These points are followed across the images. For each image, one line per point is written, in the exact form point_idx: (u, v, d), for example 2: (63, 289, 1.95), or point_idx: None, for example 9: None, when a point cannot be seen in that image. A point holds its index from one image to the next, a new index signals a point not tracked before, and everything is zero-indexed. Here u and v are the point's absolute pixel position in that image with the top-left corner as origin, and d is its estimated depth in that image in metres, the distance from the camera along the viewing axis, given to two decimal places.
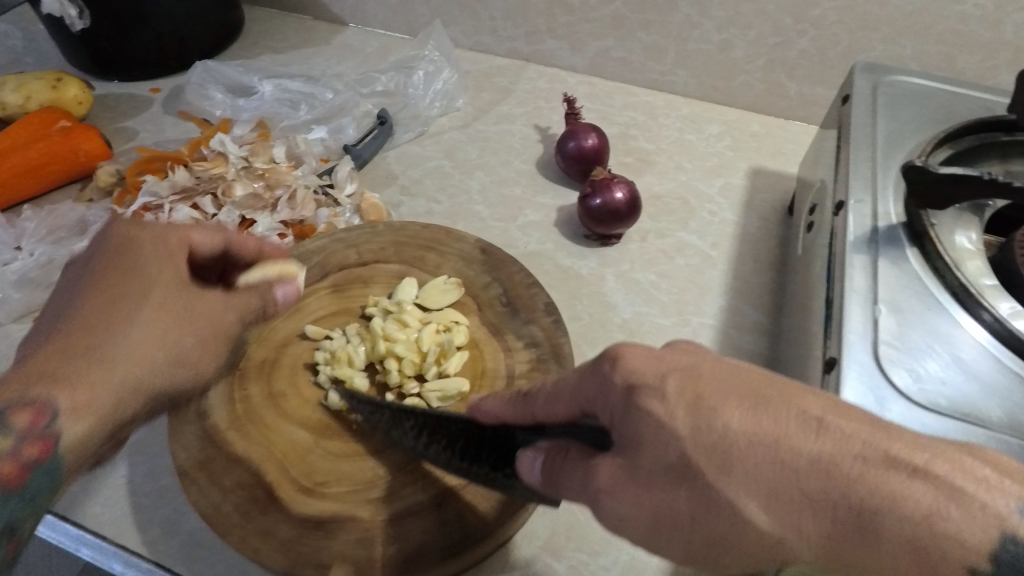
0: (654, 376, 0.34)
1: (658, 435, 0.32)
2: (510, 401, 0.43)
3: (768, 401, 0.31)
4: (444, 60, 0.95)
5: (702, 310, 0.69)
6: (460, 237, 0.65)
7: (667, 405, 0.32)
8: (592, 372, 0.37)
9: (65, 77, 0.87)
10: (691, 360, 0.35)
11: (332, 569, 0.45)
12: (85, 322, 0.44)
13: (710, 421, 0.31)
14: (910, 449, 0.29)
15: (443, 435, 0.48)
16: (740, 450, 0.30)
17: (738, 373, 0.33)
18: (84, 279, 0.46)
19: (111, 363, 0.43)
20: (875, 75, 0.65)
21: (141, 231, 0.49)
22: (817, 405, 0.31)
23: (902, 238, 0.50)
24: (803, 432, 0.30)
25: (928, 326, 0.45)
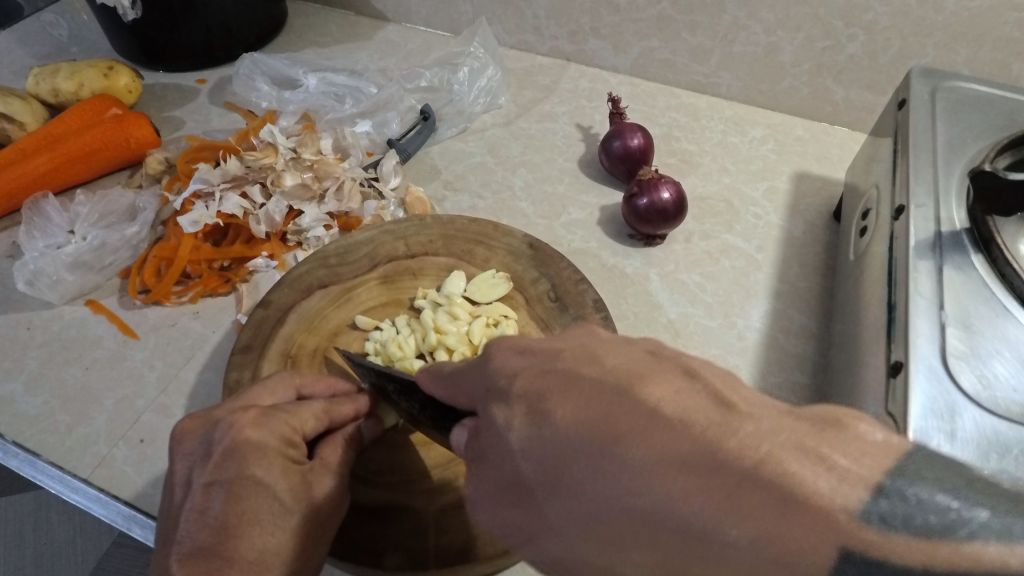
0: (510, 376, 0.31)
1: (505, 447, 0.29)
2: (439, 391, 0.38)
3: (602, 392, 0.27)
4: (489, 57, 0.95)
5: (749, 313, 0.69)
6: (509, 233, 0.65)
7: (512, 411, 0.30)
8: (480, 361, 0.35)
9: (117, 65, 0.88)
10: (558, 351, 0.31)
11: (386, 557, 0.46)
12: (246, 529, 0.38)
13: (544, 428, 0.28)
14: (750, 443, 0.22)
15: (425, 407, 0.43)
16: (560, 462, 0.26)
17: (595, 358, 0.29)
18: (202, 496, 0.39)
19: (276, 543, 0.38)
20: (933, 80, 0.64)
21: (253, 434, 0.40)
22: (665, 392, 0.25)
23: (966, 243, 0.49)
24: (630, 430, 0.24)
25: (999, 331, 0.44)
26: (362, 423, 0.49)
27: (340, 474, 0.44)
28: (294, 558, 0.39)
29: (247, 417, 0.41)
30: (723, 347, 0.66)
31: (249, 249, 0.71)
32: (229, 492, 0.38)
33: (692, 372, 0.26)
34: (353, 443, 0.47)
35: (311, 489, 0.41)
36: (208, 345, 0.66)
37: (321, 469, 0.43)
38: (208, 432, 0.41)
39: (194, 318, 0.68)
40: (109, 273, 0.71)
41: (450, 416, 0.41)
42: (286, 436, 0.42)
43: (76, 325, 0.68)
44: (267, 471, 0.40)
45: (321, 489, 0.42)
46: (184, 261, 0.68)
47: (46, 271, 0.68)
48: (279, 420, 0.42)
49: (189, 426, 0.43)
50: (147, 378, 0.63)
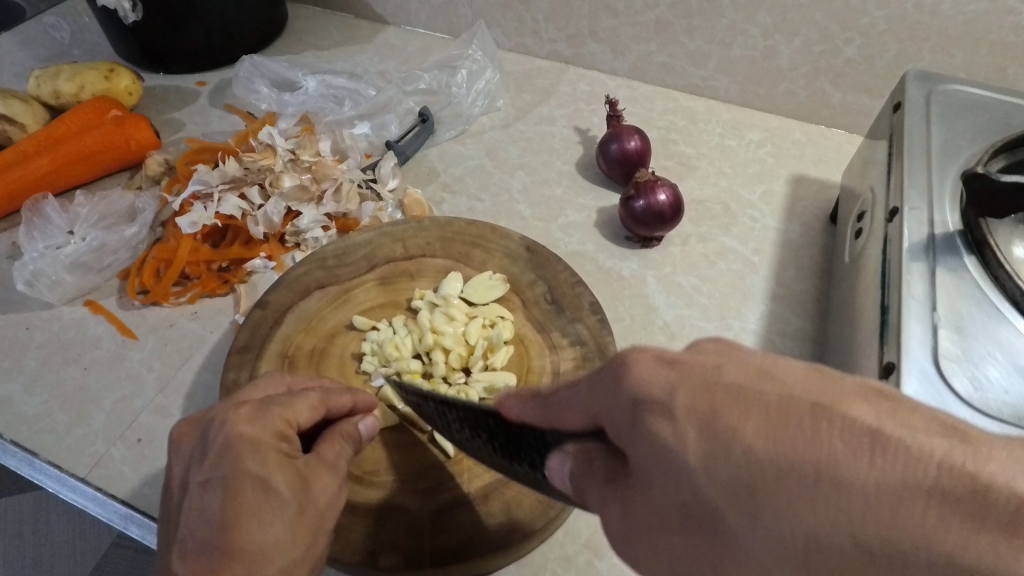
0: (664, 388, 0.28)
1: (671, 467, 0.27)
2: (536, 405, 0.36)
3: (798, 414, 0.25)
4: (487, 60, 0.96)
5: (745, 316, 0.69)
6: (507, 235, 0.65)
7: (675, 427, 0.27)
8: (606, 371, 0.31)
9: (118, 68, 0.89)
10: (710, 363, 0.28)
11: (381, 558, 0.46)
12: (244, 523, 0.38)
13: (730, 450, 0.25)
14: (995, 474, 0.22)
15: (483, 430, 0.41)
16: (764, 485, 0.24)
17: (763, 372, 0.27)
18: (200, 495, 0.39)
19: (276, 535, 0.39)
20: (928, 83, 0.64)
21: (245, 429, 0.41)
22: (869, 413, 0.24)
23: (960, 246, 0.49)
24: (854, 455, 0.23)
25: (991, 333, 0.44)
26: (359, 419, 0.49)
27: (339, 469, 0.44)
28: (296, 548, 0.39)
29: (239, 414, 0.42)
30: None
31: (247, 250, 0.71)
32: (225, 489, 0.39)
33: (880, 392, 0.26)
34: (352, 438, 0.47)
35: (308, 482, 0.41)
36: (206, 346, 0.66)
37: (320, 463, 0.43)
38: (202, 432, 0.42)
39: (192, 319, 0.68)
40: (108, 273, 0.72)
41: (500, 433, 0.40)
42: (280, 430, 0.42)
43: (75, 325, 0.68)
44: (262, 466, 0.40)
45: (319, 482, 0.42)
46: (182, 262, 0.69)
47: (44, 271, 0.68)
48: (272, 415, 0.43)
49: (184, 431, 0.43)
50: (145, 378, 0.63)
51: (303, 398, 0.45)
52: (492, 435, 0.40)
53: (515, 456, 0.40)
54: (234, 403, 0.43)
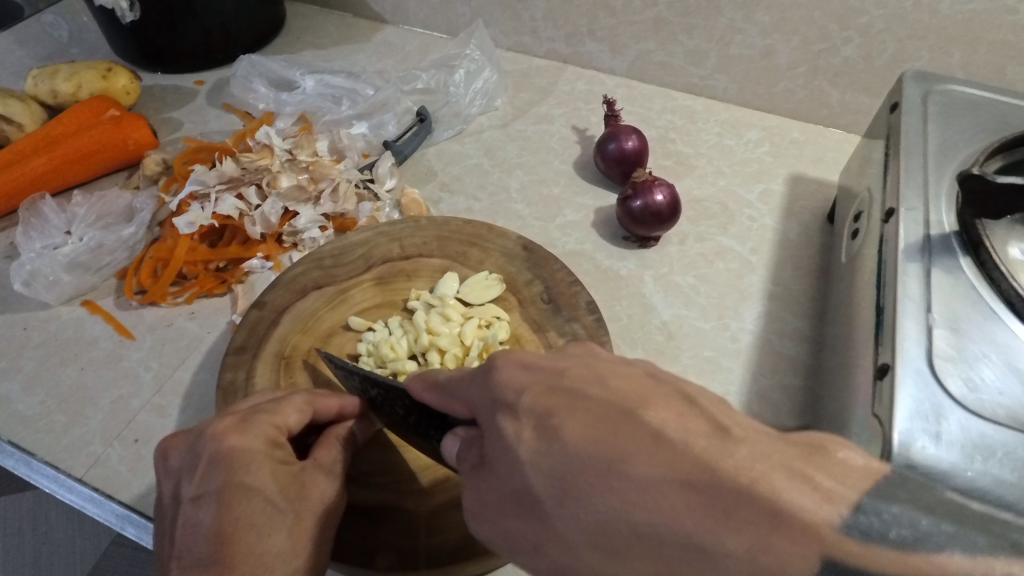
0: (517, 391, 0.34)
1: (508, 458, 0.32)
2: (437, 390, 0.40)
3: (610, 416, 0.30)
4: (485, 59, 0.95)
5: (743, 315, 0.69)
6: (504, 235, 0.65)
7: (518, 425, 0.32)
8: (484, 372, 0.37)
9: (115, 67, 0.89)
10: (558, 370, 0.34)
11: (376, 558, 0.46)
12: (241, 534, 0.38)
13: (552, 443, 0.30)
14: (739, 464, 0.26)
15: (401, 406, 0.45)
16: (574, 474, 0.29)
17: (597, 379, 0.33)
18: (194, 512, 0.39)
19: (275, 544, 0.38)
20: (926, 83, 0.64)
21: (235, 440, 0.41)
22: (661, 417, 0.29)
23: (956, 246, 0.49)
24: (637, 451, 0.28)
25: (986, 334, 0.44)
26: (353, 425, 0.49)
27: (336, 474, 0.44)
28: (297, 557, 0.39)
29: (227, 426, 0.42)
30: (716, 349, 0.66)
31: (245, 250, 0.71)
32: (219, 504, 0.39)
33: (688, 403, 0.30)
34: (346, 444, 0.47)
35: (304, 488, 0.42)
36: (203, 346, 0.66)
37: (315, 470, 0.43)
38: (192, 445, 0.42)
39: (190, 319, 0.68)
40: (105, 273, 0.72)
41: (416, 410, 0.44)
42: (270, 437, 0.42)
43: (73, 325, 0.68)
44: (255, 475, 0.40)
45: (317, 488, 0.42)
46: (180, 262, 0.69)
47: (42, 271, 0.68)
48: (262, 423, 0.43)
49: (172, 444, 0.44)
50: (142, 378, 0.63)
51: (292, 404, 0.45)
52: (409, 412, 0.45)
53: (427, 434, 0.45)
54: (222, 415, 0.44)
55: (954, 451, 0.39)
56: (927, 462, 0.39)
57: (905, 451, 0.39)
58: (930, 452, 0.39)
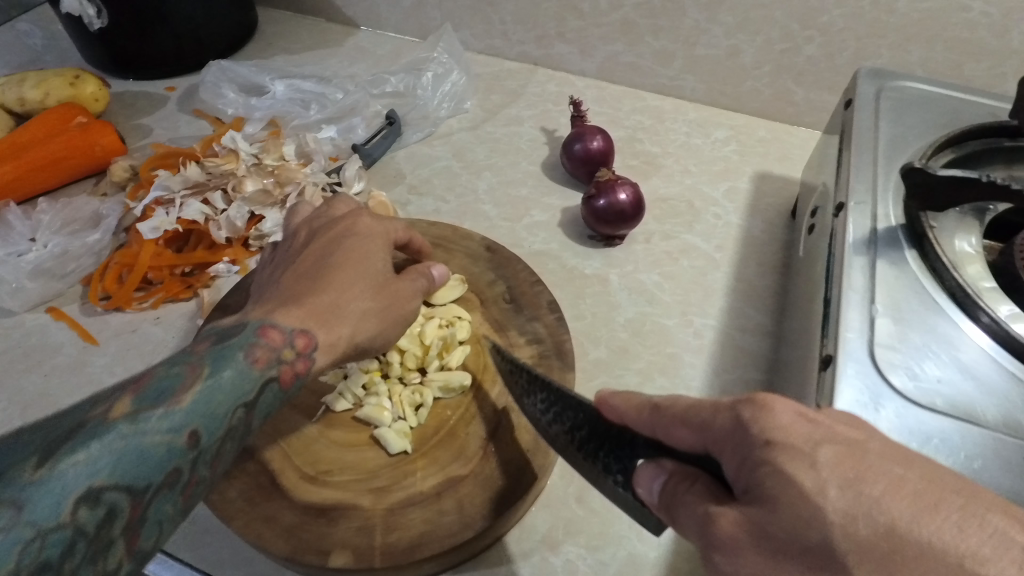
0: (806, 440, 0.30)
1: (801, 509, 0.28)
2: (645, 412, 0.38)
3: (944, 504, 0.27)
4: (454, 63, 0.96)
5: (706, 311, 0.70)
6: (467, 236, 0.67)
7: (817, 476, 0.28)
8: (742, 415, 0.32)
9: (83, 74, 0.89)
10: (850, 435, 0.31)
11: (333, 556, 0.46)
12: (334, 287, 0.49)
13: (866, 508, 0.27)
14: None
15: (569, 419, 0.44)
16: (891, 548, 0.26)
17: (906, 458, 0.29)
18: (307, 252, 0.53)
19: (363, 307, 0.49)
20: (880, 80, 0.65)
21: (362, 223, 0.55)
22: (1022, 530, 0.26)
23: (901, 239, 0.50)
24: (995, 558, 0.25)
25: (927, 325, 0.45)
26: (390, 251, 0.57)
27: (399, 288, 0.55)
28: (371, 325, 0.49)
29: (299, 239, 0.56)
30: (679, 345, 0.67)
31: (211, 254, 0.72)
32: (330, 248, 0.52)
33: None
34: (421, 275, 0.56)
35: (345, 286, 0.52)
36: (168, 351, 0.66)
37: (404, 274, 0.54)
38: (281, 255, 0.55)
39: (155, 324, 0.68)
40: (71, 280, 0.71)
41: (586, 424, 0.43)
42: (383, 240, 0.55)
43: (36, 332, 0.68)
44: (361, 241, 0.53)
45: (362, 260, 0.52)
46: (145, 267, 0.69)
47: (6, 279, 0.69)
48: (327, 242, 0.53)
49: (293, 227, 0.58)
50: (106, 383, 0.63)
51: (358, 222, 0.55)
52: (577, 425, 0.43)
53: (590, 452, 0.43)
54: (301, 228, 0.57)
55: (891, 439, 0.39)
56: None
57: None
58: None
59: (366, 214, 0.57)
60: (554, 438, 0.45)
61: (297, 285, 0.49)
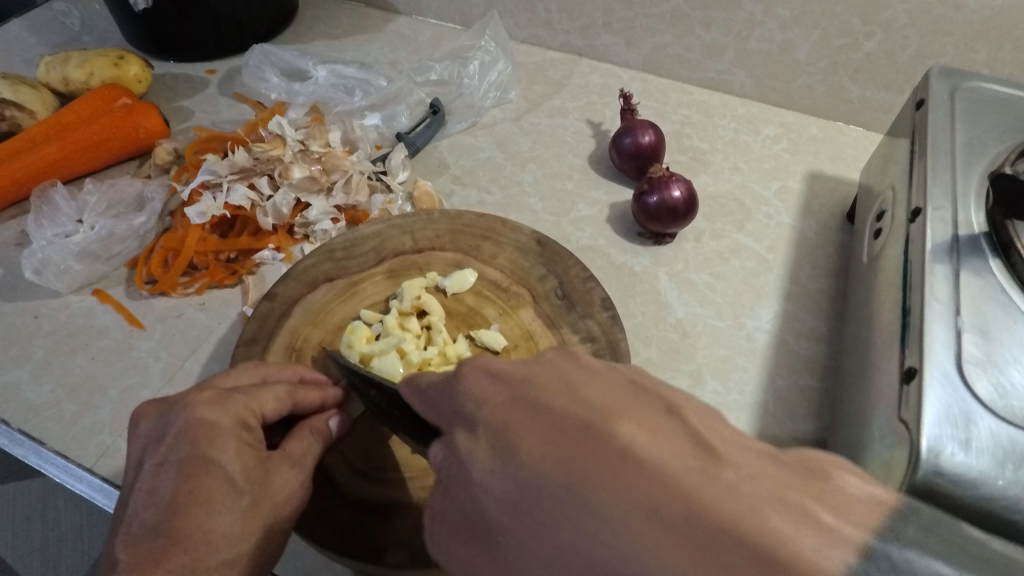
0: (481, 403, 0.32)
1: (463, 475, 0.30)
2: (407, 390, 0.39)
3: (572, 431, 0.28)
4: (500, 51, 0.94)
5: (759, 314, 0.68)
6: (517, 228, 0.65)
7: (476, 440, 0.31)
8: (450, 381, 0.36)
9: (127, 55, 0.88)
10: (530, 379, 0.33)
11: (388, 555, 0.45)
12: (192, 508, 0.37)
13: (509, 461, 0.29)
14: (729, 496, 0.23)
15: (395, 408, 0.44)
16: (526, 492, 0.27)
17: (567, 391, 0.31)
18: (152, 486, 0.39)
19: (222, 525, 0.38)
20: (953, 79, 0.62)
21: (205, 412, 0.41)
22: (630, 435, 0.27)
23: (985, 247, 0.48)
24: (600, 474, 0.25)
25: (1017, 339, 0.43)
26: (327, 417, 0.48)
27: (305, 467, 0.43)
28: (243, 542, 0.38)
29: (245, 449, 0.41)
30: (731, 348, 0.65)
31: (255, 241, 0.71)
32: (177, 463, 0.39)
33: (667, 422, 0.28)
34: (320, 436, 0.46)
35: (267, 474, 0.41)
36: (213, 337, 0.65)
37: (284, 460, 0.42)
38: (164, 415, 0.42)
39: (200, 309, 0.68)
40: (115, 263, 0.71)
41: (408, 412, 0.43)
42: (243, 417, 0.42)
43: (82, 314, 0.68)
44: (219, 449, 0.40)
45: (280, 478, 0.41)
46: (191, 253, 0.68)
47: (52, 260, 0.68)
48: (232, 440, 0.41)
49: (146, 410, 0.44)
50: (152, 368, 0.63)
51: (203, 411, 0.41)
52: (404, 414, 0.43)
53: (421, 437, 0.43)
54: (200, 388, 0.44)
55: (983, 458, 0.38)
56: (955, 469, 0.38)
57: (934, 459, 0.38)
58: (959, 459, 0.38)
59: (210, 390, 0.43)
60: (395, 423, 0.46)
61: (139, 546, 0.36)
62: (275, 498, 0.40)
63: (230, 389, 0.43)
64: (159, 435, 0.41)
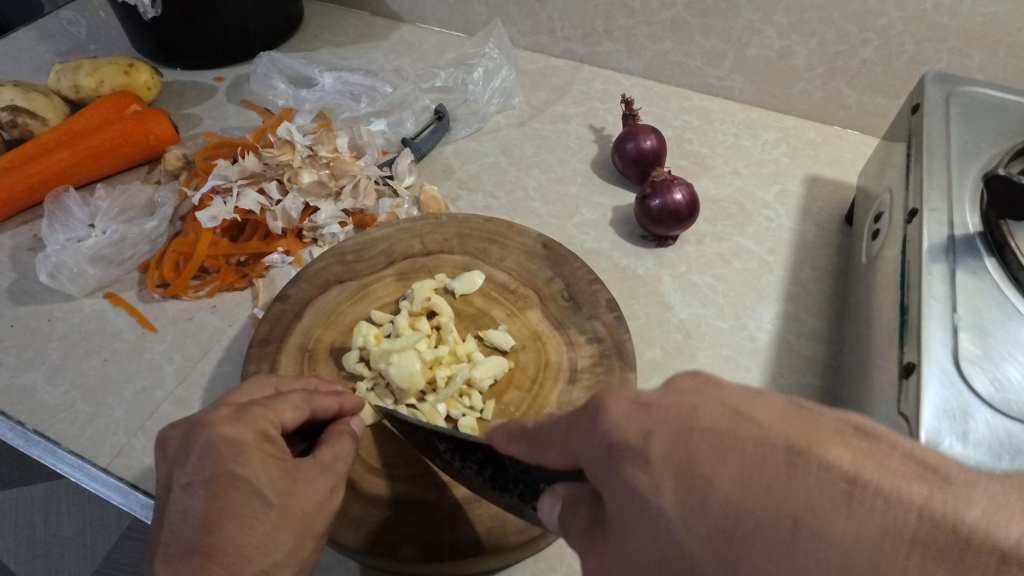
0: (638, 434, 0.27)
1: (643, 516, 0.26)
2: (520, 443, 0.36)
3: (773, 460, 0.23)
4: (504, 58, 0.96)
5: (760, 315, 0.69)
6: (524, 232, 0.66)
7: (651, 475, 0.26)
8: (578, 411, 0.31)
9: (137, 63, 0.90)
10: (686, 403, 0.27)
11: (401, 549, 0.46)
12: (225, 524, 0.38)
13: (707, 497, 0.24)
14: (987, 522, 0.20)
15: (472, 461, 0.42)
16: (745, 534, 0.23)
17: (738, 412, 0.26)
18: (183, 507, 0.39)
19: (258, 537, 0.39)
20: (948, 85, 0.64)
21: (226, 430, 0.41)
22: (846, 456, 0.23)
23: (980, 247, 0.50)
24: (834, 506, 0.21)
25: (1012, 334, 0.44)
26: (350, 420, 0.50)
27: (334, 472, 0.45)
28: (280, 551, 0.40)
29: (271, 461, 0.42)
30: (733, 348, 0.66)
31: (265, 245, 0.72)
32: (205, 481, 0.39)
33: (860, 430, 0.24)
34: (348, 440, 0.47)
35: (295, 484, 0.42)
36: (225, 339, 0.67)
37: (312, 467, 0.44)
38: (186, 435, 0.42)
39: (211, 312, 0.69)
40: (128, 267, 0.72)
41: (490, 466, 0.41)
42: (265, 430, 0.43)
43: (95, 317, 0.69)
44: (245, 464, 0.40)
45: (309, 486, 0.43)
46: (202, 256, 0.69)
47: (66, 264, 0.69)
48: (257, 452, 0.41)
49: (169, 432, 0.44)
50: (165, 370, 0.64)
51: (225, 427, 0.41)
52: (482, 465, 0.41)
53: (505, 487, 0.40)
54: (219, 406, 0.44)
55: (980, 450, 0.39)
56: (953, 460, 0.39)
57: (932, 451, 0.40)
58: (958, 450, 0.39)
59: (228, 407, 0.43)
60: (469, 478, 0.44)
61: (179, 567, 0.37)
62: (304, 506, 0.42)
63: (248, 403, 0.44)
64: (183, 454, 0.41)
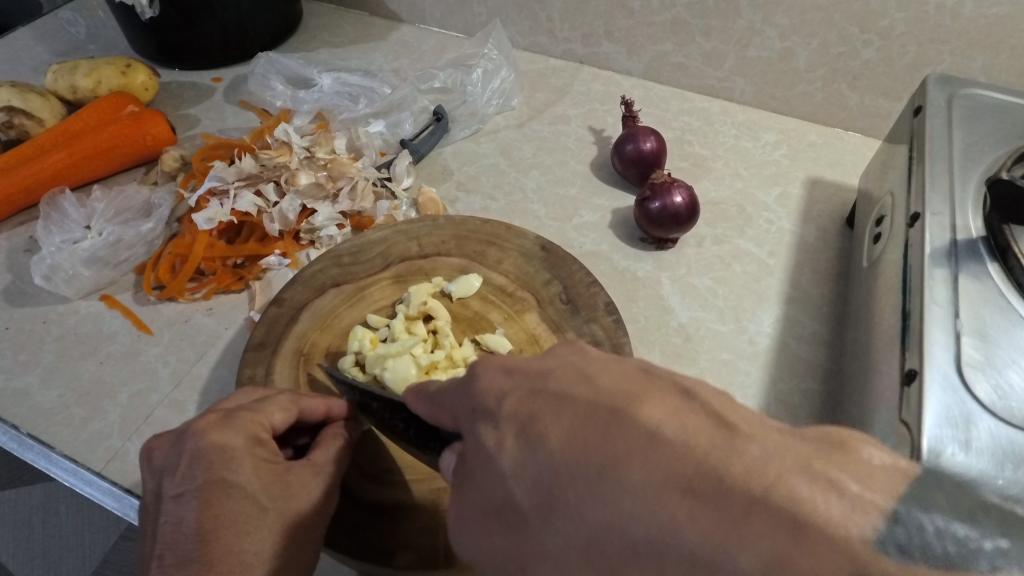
0: (497, 397, 0.31)
1: (492, 468, 0.29)
2: (422, 402, 0.38)
3: (596, 417, 0.27)
4: (503, 59, 0.96)
5: (761, 319, 0.68)
6: (522, 234, 0.65)
7: (500, 432, 0.30)
8: (464, 379, 0.34)
9: (135, 63, 0.89)
10: (542, 370, 0.31)
11: (396, 557, 0.46)
12: (220, 534, 0.38)
13: (537, 450, 0.27)
14: (751, 469, 0.22)
15: (400, 419, 0.43)
16: (562, 480, 0.26)
17: (585, 377, 0.29)
18: (177, 518, 0.39)
19: (254, 544, 0.39)
20: (950, 87, 0.63)
21: (213, 437, 0.41)
22: (657, 413, 0.26)
23: (983, 251, 0.49)
24: (630, 453, 0.25)
25: (1015, 340, 0.44)
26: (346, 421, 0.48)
27: (328, 474, 0.44)
28: (279, 557, 0.39)
29: (262, 466, 0.41)
30: (733, 352, 0.66)
31: (262, 247, 0.72)
32: (196, 491, 0.39)
33: (687, 395, 0.27)
34: (343, 439, 0.46)
35: (288, 488, 0.41)
36: (220, 342, 0.66)
37: (306, 469, 0.43)
38: (176, 444, 0.42)
39: (207, 315, 0.69)
40: (124, 268, 0.72)
41: (415, 423, 0.42)
42: (254, 433, 0.42)
43: (90, 320, 0.68)
44: (235, 472, 0.40)
45: (303, 489, 0.42)
46: (198, 258, 0.69)
47: (62, 265, 0.69)
48: (247, 458, 0.41)
49: (158, 442, 0.44)
50: (160, 373, 0.64)
51: (212, 435, 0.41)
52: (408, 423, 0.42)
53: (430, 445, 0.41)
54: (207, 412, 0.44)
55: (983, 459, 0.39)
56: (956, 469, 0.39)
57: (934, 459, 0.39)
58: (960, 459, 0.39)
59: (215, 413, 0.43)
60: (399, 434, 0.45)
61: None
62: (300, 510, 0.41)
63: (234, 407, 0.43)
64: (173, 465, 0.41)
